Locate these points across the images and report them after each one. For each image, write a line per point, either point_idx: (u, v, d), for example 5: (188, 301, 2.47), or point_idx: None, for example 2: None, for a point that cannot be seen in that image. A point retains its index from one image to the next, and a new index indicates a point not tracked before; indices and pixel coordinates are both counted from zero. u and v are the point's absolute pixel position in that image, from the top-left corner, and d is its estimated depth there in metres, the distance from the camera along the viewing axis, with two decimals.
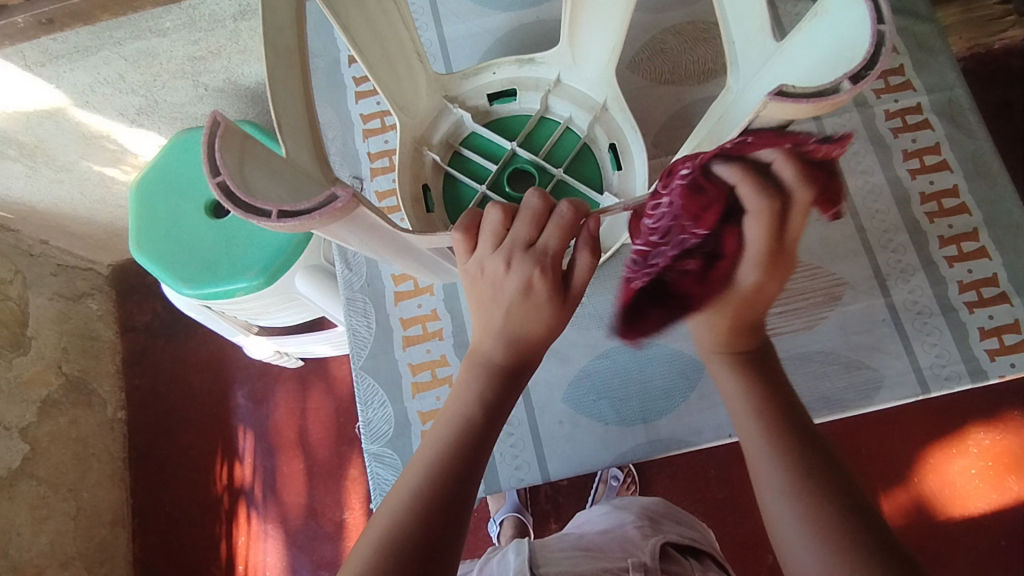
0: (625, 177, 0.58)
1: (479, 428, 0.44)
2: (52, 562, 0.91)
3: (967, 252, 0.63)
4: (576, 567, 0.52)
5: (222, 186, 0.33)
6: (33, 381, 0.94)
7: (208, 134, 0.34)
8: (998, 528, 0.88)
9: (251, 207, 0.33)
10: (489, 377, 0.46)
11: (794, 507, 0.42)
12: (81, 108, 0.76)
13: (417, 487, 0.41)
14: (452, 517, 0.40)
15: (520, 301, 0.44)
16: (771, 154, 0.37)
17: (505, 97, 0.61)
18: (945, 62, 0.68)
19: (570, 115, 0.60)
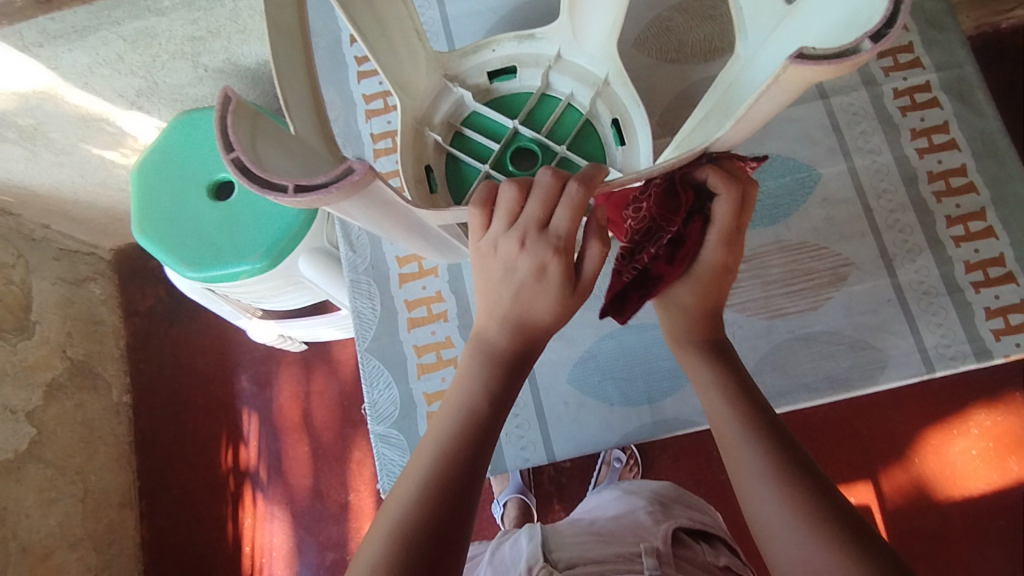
0: (629, 152, 0.57)
1: (487, 411, 0.45)
2: (62, 543, 0.92)
3: (974, 232, 0.62)
4: (587, 553, 0.53)
5: (236, 162, 0.33)
6: (39, 365, 0.94)
7: (220, 111, 0.34)
8: (998, 508, 0.89)
9: (267, 182, 0.33)
10: (493, 364, 0.47)
11: (759, 464, 0.45)
12: (79, 89, 0.76)
13: (429, 464, 0.42)
14: (462, 506, 0.41)
15: (533, 283, 0.44)
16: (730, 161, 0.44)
17: (505, 75, 0.61)
18: (955, 39, 0.67)
19: (571, 91, 0.59)
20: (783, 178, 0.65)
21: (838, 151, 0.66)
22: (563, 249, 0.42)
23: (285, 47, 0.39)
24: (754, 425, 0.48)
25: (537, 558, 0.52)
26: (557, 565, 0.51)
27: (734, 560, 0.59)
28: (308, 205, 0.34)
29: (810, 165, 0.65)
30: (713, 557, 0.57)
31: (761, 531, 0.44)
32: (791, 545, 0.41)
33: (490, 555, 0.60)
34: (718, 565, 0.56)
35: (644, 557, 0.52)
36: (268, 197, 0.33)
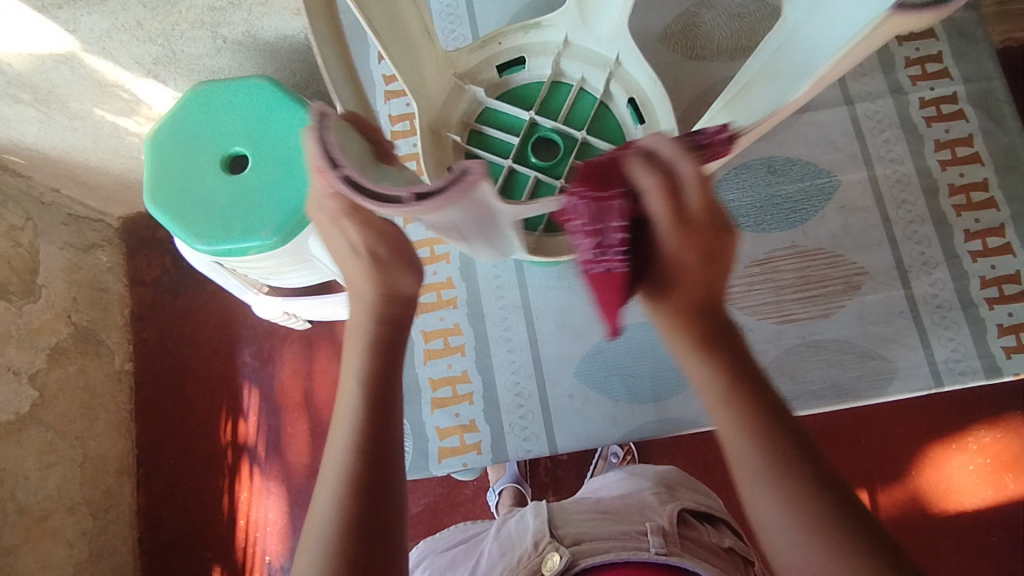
0: (647, 133, 0.57)
1: (374, 475, 0.40)
2: (59, 507, 0.93)
3: (991, 248, 0.62)
4: (594, 530, 0.54)
5: (342, 182, 0.35)
6: (43, 329, 0.94)
7: (319, 131, 0.36)
8: (990, 524, 0.89)
9: (382, 196, 0.35)
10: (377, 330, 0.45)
11: (777, 496, 0.38)
12: (95, 54, 0.75)
13: (323, 551, 0.38)
14: (377, 495, 0.40)
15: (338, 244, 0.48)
16: (686, 168, 0.37)
17: (515, 68, 0.60)
18: (986, 51, 0.66)
19: (583, 76, 0.59)
20: (802, 183, 0.65)
21: (859, 158, 0.65)
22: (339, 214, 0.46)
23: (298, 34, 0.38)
24: (772, 447, 0.39)
25: (544, 533, 0.53)
26: (563, 542, 0.53)
27: (738, 542, 0.59)
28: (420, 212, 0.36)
29: (830, 171, 0.65)
30: (718, 538, 0.56)
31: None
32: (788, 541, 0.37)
33: (497, 530, 0.61)
34: (723, 546, 0.56)
35: (650, 536, 0.52)
36: (384, 211, 0.35)
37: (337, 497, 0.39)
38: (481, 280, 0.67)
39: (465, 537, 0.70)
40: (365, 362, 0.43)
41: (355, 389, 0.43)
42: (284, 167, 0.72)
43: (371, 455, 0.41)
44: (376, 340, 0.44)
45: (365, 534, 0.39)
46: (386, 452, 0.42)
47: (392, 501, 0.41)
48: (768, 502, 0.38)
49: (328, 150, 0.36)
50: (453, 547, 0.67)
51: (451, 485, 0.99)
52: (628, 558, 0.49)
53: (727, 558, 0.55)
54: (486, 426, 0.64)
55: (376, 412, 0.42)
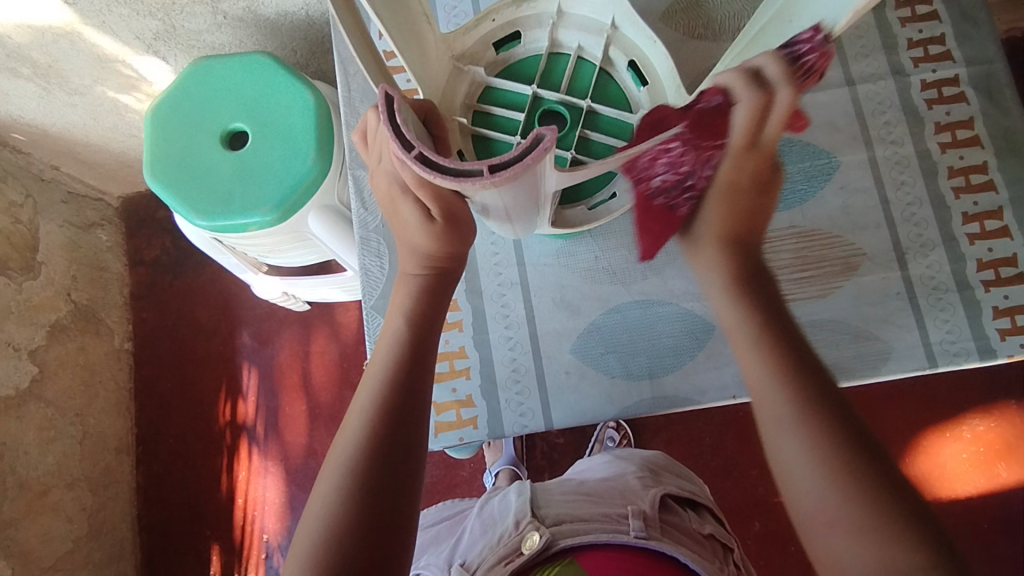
0: (649, 94, 0.58)
1: (402, 402, 0.44)
2: (59, 483, 0.94)
3: (989, 231, 0.62)
4: (576, 511, 0.54)
5: (420, 165, 0.35)
6: (43, 306, 0.95)
7: (383, 111, 0.35)
8: (983, 512, 0.90)
9: (463, 173, 0.35)
10: (419, 288, 0.49)
11: (824, 486, 0.43)
12: (94, 28, 0.75)
13: (348, 460, 0.42)
14: (395, 456, 0.42)
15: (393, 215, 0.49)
16: (783, 90, 0.43)
17: (510, 43, 0.60)
18: (989, 34, 0.66)
19: (580, 44, 0.59)
20: (802, 164, 0.65)
21: (860, 139, 0.65)
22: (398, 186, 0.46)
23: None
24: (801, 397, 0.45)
25: (525, 513, 0.54)
26: (544, 521, 0.53)
27: (718, 530, 0.59)
28: (499, 184, 0.36)
29: (830, 152, 0.65)
30: (699, 525, 0.57)
31: (812, 524, 0.43)
32: (834, 533, 0.42)
33: (480, 508, 0.62)
34: (703, 533, 0.56)
35: (630, 519, 0.52)
36: (466, 187, 0.35)
37: (368, 413, 0.43)
38: (480, 257, 0.67)
39: (450, 513, 0.70)
40: (410, 305, 0.49)
41: (397, 327, 0.48)
42: (284, 144, 0.71)
43: (401, 385, 0.45)
44: (423, 285, 0.49)
45: (386, 452, 0.42)
46: (416, 383, 0.46)
47: (414, 428, 0.44)
48: (814, 487, 0.43)
49: (401, 135, 0.35)
50: (434, 525, 0.69)
51: (448, 466, 0.99)
52: (608, 541, 0.50)
53: (707, 545, 0.55)
54: (482, 402, 0.64)
55: (411, 349, 0.47)
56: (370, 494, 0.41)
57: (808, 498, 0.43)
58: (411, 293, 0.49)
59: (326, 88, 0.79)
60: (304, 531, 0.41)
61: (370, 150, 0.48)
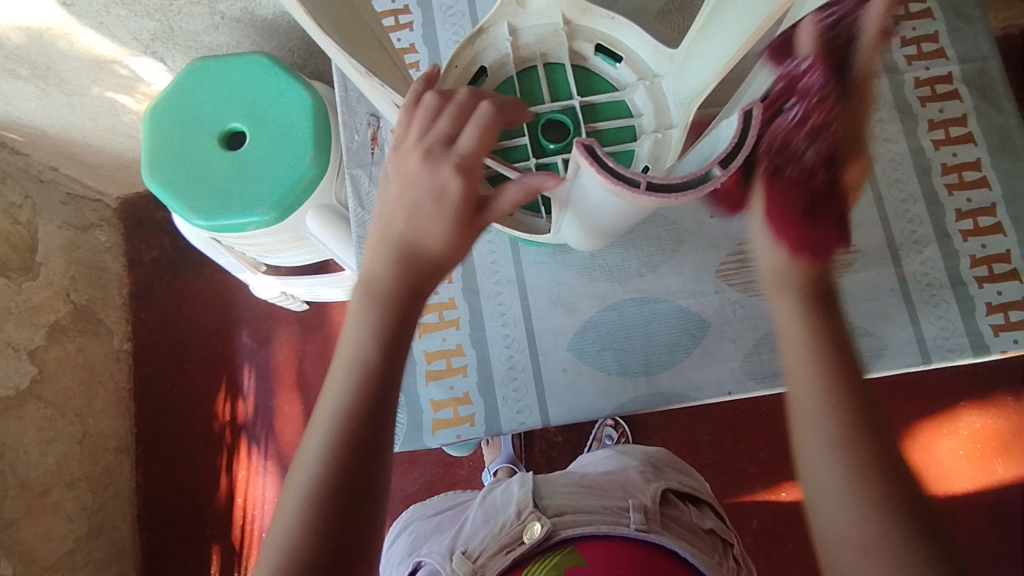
0: (626, 71, 0.56)
1: (367, 433, 0.41)
2: (59, 483, 0.94)
3: (982, 227, 0.62)
4: (579, 503, 0.55)
5: (653, 196, 0.36)
6: (42, 307, 0.95)
7: (591, 164, 0.37)
8: (979, 507, 0.90)
9: (693, 181, 0.36)
10: (383, 301, 0.44)
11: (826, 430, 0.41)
12: (91, 29, 0.75)
13: (304, 491, 0.40)
14: (354, 487, 0.40)
15: (428, 204, 0.43)
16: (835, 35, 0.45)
17: (479, 78, 0.58)
18: (982, 32, 0.66)
19: (544, 51, 0.58)
20: None
21: None
22: (465, 170, 0.43)
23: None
24: (830, 380, 0.42)
25: (527, 503, 0.54)
26: (545, 512, 0.54)
27: (719, 524, 0.60)
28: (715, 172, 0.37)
29: None
30: (699, 519, 0.57)
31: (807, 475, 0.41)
32: (833, 477, 0.40)
33: (482, 497, 0.62)
34: (704, 527, 0.57)
35: (630, 512, 0.53)
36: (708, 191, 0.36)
37: (327, 446, 0.40)
38: (476, 255, 0.67)
39: (453, 503, 0.71)
40: (374, 327, 0.44)
41: (356, 346, 0.43)
42: (282, 143, 0.72)
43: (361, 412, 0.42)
44: (388, 296, 0.44)
45: (347, 487, 0.40)
46: (376, 413, 0.42)
47: (375, 465, 0.41)
48: (813, 425, 0.41)
49: (620, 175, 0.37)
50: (439, 513, 0.69)
51: (447, 465, 1.00)
52: (608, 532, 0.51)
53: (706, 538, 0.55)
54: (479, 398, 0.64)
55: (378, 375, 0.43)
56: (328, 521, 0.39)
57: (808, 436, 0.41)
58: (372, 309, 0.44)
59: (324, 88, 0.80)
60: (263, 560, 0.39)
61: (417, 137, 0.43)
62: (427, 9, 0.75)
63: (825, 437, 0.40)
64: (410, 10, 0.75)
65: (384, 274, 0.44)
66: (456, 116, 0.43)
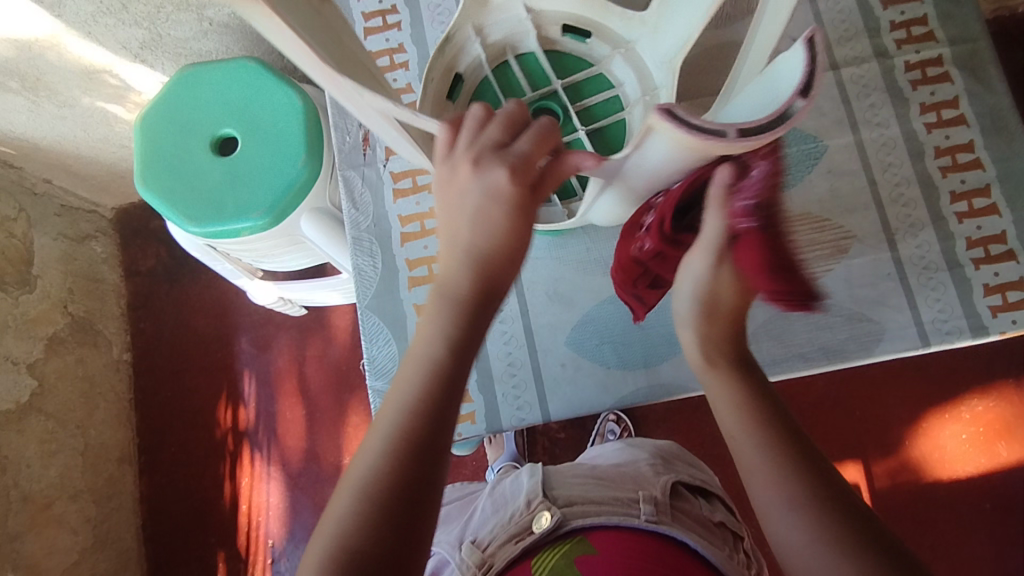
0: (597, 43, 0.58)
1: (427, 436, 0.39)
2: (62, 495, 0.94)
3: (977, 209, 0.62)
4: (588, 494, 0.54)
5: (744, 140, 0.34)
6: (40, 320, 0.95)
7: (675, 126, 0.35)
8: (984, 491, 0.90)
9: (778, 116, 0.33)
10: (456, 305, 0.43)
11: (757, 444, 0.45)
12: (79, 40, 0.75)
13: (363, 482, 0.38)
14: (410, 494, 0.37)
15: (489, 208, 0.42)
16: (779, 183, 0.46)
17: (455, 87, 0.58)
18: (971, 13, 0.66)
19: (512, 44, 0.59)
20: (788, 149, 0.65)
21: (846, 123, 0.65)
22: (521, 171, 0.42)
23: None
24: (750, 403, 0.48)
25: (537, 493, 0.54)
26: (556, 502, 0.54)
27: (729, 518, 0.59)
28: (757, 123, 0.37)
29: (818, 137, 0.65)
30: (709, 513, 0.57)
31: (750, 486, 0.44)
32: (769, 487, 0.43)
33: (490, 488, 0.62)
34: (713, 521, 0.57)
35: (641, 504, 0.53)
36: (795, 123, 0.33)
37: (388, 441, 0.39)
38: None
39: (458, 495, 0.71)
40: (449, 328, 0.42)
41: (430, 347, 0.42)
42: (273, 149, 0.72)
43: (429, 417, 0.40)
44: (463, 303, 0.43)
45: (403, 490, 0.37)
46: (442, 420, 0.40)
47: (434, 475, 0.38)
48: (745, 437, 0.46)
49: (704, 130, 0.34)
50: (446, 503, 0.69)
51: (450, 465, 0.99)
52: (618, 523, 0.51)
53: (717, 531, 0.56)
54: (480, 396, 0.64)
55: (446, 374, 0.41)
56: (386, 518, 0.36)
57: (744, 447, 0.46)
58: (448, 313, 0.43)
59: (314, 91, 0.79)
60: (311, 549, 0.37)
61: (466, 144, 0.42)
62: (415, 8, 0.75)
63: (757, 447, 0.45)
64: (397, 10, 0.75)
65: (460, 279, 0.43)
66: (504, 123, 0.42)
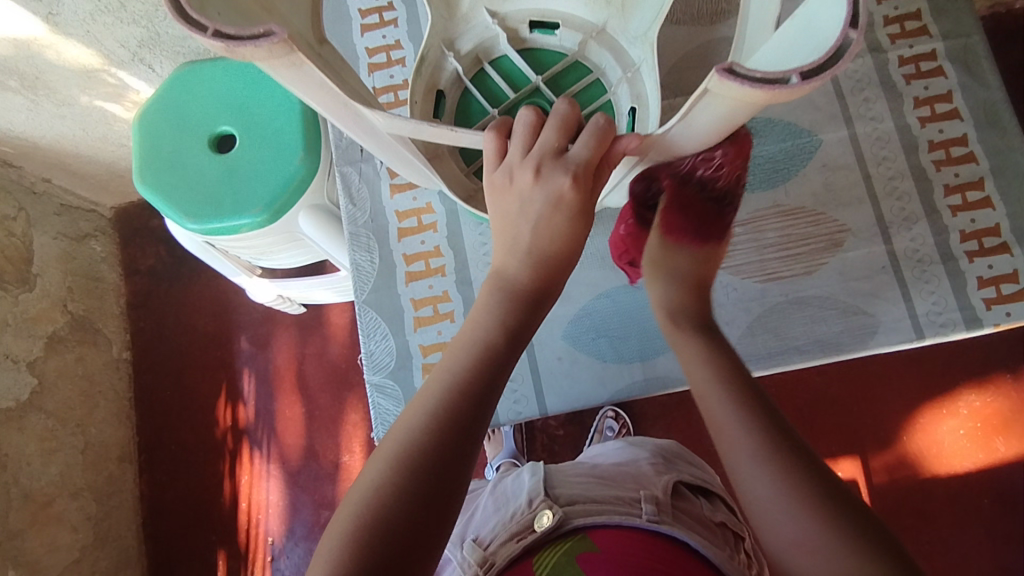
0: (568, 33, 0.62)
1: (467, 410, 0.41)
2: (62, 493, 0.94)
3: (971, 202, 0.63)
4: (588, 493, 0.55)
5: (810, 85, 0.33)
6: (40, 318, 0.95)
7: (742, 83, 0.34)
8: (983, 486, 0.90)
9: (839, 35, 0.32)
10: (510, 298, 0.46)
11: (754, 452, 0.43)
12: (77, 39, 0.75)
13: (401, 446, 0.39)
14: (448, 458, 0.39)
15: (549, 212, 0.46)
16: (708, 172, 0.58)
17: (440, 102, 0.62)
18: (964, 8, 0.66)
19: (487, 50, 0.62)
20: (783, 144, 0.65)
21: (840, 117, 0.66)
22: (583, 176, 0.45)
23: (228, 31, 0.33)
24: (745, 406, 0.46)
25: (539, 492, 0.55)
26: (557, 501, 0.54)
27: (730, 519, 0.59)
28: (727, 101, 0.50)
29: (812, 131, 0.65)
30: (711, 513, 0.58)
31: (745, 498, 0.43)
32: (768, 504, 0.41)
33: (491, 486, 0.63)
34: (715, 521, 0.57)
35: (642, 503, 0.53)
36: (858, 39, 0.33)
37: (430, 412, 0.41)
38: (469, 248, 0.72)
39: None
40: (499, 316, 0.46)
41: (481, 334, 0.45)
42: (272, 145, 0.72)
43: (472, 393, 0.42)
44: (517, 299, 0.46)
45: (439, 456, 0.39)
46: (484, 399, 0.42)
47: (471, 446, 0.40)
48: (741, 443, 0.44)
49: (769, 80, 0.34)
50: None
51: None
52: (620, 522, 0.51)
53: (718, 532, 0.56)
54: None
55: (493, 359, 0.44)
56: (420, 479, 0.38)
57: (740, 455, 0.43)
58: (500, 306, 0.46)
59: None
60: (343, 508, 0.38)
61: (525, 153, 0.45)
62: (411, 5, 0.76)
63: (752, 456, 0.43)
64: (393, 6, 0.76)
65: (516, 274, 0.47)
66: (561, 129, 0.45)
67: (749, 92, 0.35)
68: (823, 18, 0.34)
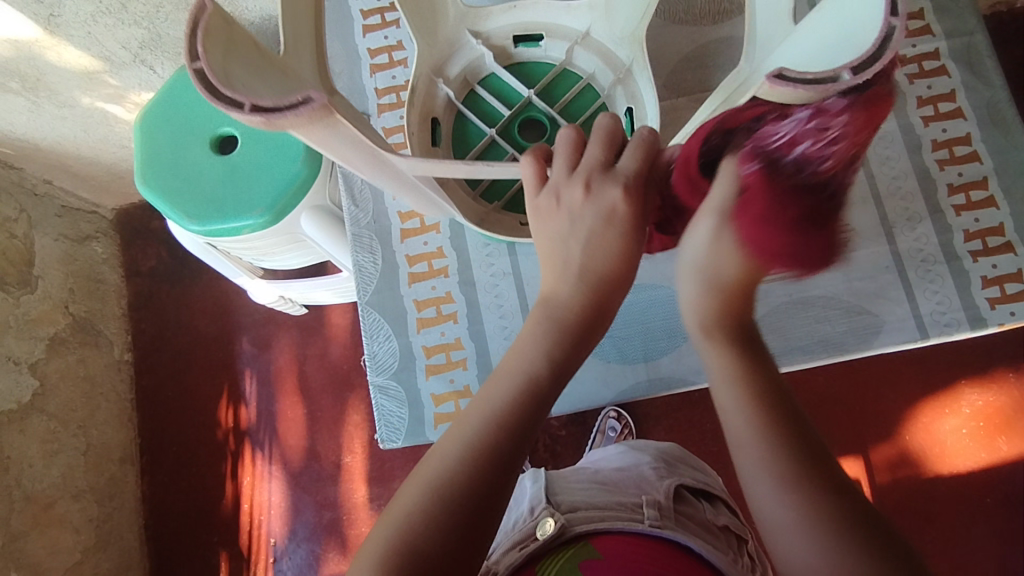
0: (553, 42, 0.62)
1: (507, 447, 0.38)
2: (64, 494, 0.94)
3: (975, 201, 0.63)
4: (592, 500, 0.55)
5: (860, 81, 0.34)
6: (41, 320, 0.95)
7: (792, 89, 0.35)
8: (985, 485, 0.90)
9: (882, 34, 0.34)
10: (557, 324, 0.42)
11: (763, 455, 0.41)
12: (78, 40, 0.75)
13: (434, 480, 0.37)
14: (483, 498, 0.37)
15: (603, 228, 0.42)
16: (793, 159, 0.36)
17: (437, 131, 0.61)
18: (967, 7, 0.66)
19: (474, 70, 0.63)
20: None
21: None
22: (635, 188, 0.41)
23: (265, 104, 0.34)
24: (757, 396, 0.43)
25: (540, 501, 0.55)
26: (559, 508, 0.54)
27: (733, 521, 0.60)
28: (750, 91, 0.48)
29: None
30: (713, 516, 0.57)
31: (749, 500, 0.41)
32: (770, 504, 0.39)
33: None
34: (718, 524, 0.57)
35: (644, 509, 0.53)
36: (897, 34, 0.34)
37: (467, 446, 0.38)
38: (471, 249, 0.71)
39: None
40: (548, 345, 0.42)
41: (525, 364, 0.41)
42: (274, 147, 0.72)
43: (512, 427, 0.39)
44: (565, 324, 0.42)
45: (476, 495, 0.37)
46: (525, 434, 0.39)
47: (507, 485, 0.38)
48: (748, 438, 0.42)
49: (816, 82, 0.35)
50: None
51: None
52: (623, 528, 0.51)
53: (721, 536, 0.55)
54: None
55: (537, 392, 0.40)
56: (453, 518, 0.36)
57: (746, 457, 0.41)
58: (547, 330, 0.42)
59: None
60: (375, 532, 0.37)
61: (570, 170, 0.43)
62: None
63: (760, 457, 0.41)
64: (395, 7, 0.75)
65: (566, 301, 0.42)
66: (604, 144, 0.43)
67: (797, 95, 0.36)
68: (857, 23, 0.36)
